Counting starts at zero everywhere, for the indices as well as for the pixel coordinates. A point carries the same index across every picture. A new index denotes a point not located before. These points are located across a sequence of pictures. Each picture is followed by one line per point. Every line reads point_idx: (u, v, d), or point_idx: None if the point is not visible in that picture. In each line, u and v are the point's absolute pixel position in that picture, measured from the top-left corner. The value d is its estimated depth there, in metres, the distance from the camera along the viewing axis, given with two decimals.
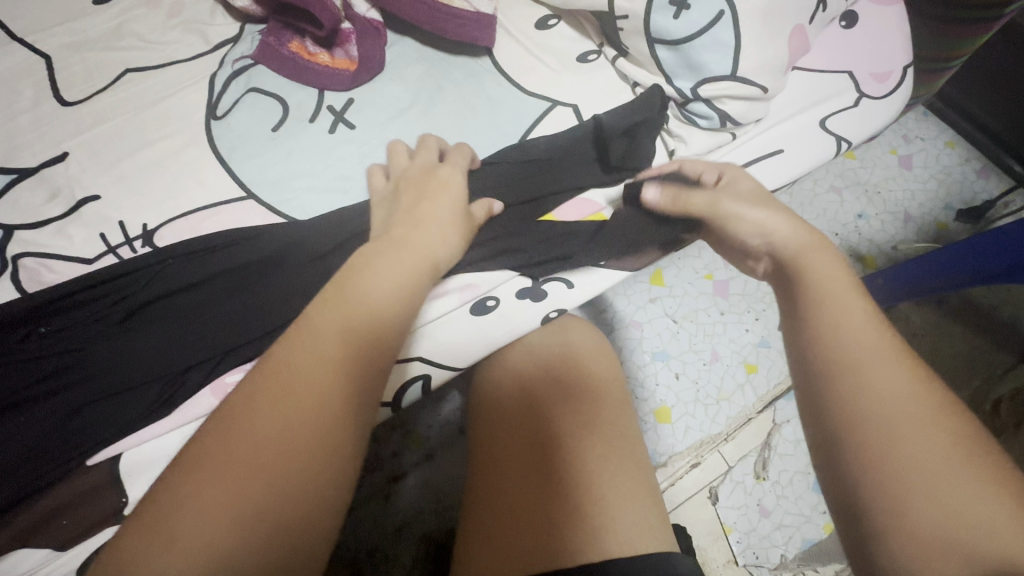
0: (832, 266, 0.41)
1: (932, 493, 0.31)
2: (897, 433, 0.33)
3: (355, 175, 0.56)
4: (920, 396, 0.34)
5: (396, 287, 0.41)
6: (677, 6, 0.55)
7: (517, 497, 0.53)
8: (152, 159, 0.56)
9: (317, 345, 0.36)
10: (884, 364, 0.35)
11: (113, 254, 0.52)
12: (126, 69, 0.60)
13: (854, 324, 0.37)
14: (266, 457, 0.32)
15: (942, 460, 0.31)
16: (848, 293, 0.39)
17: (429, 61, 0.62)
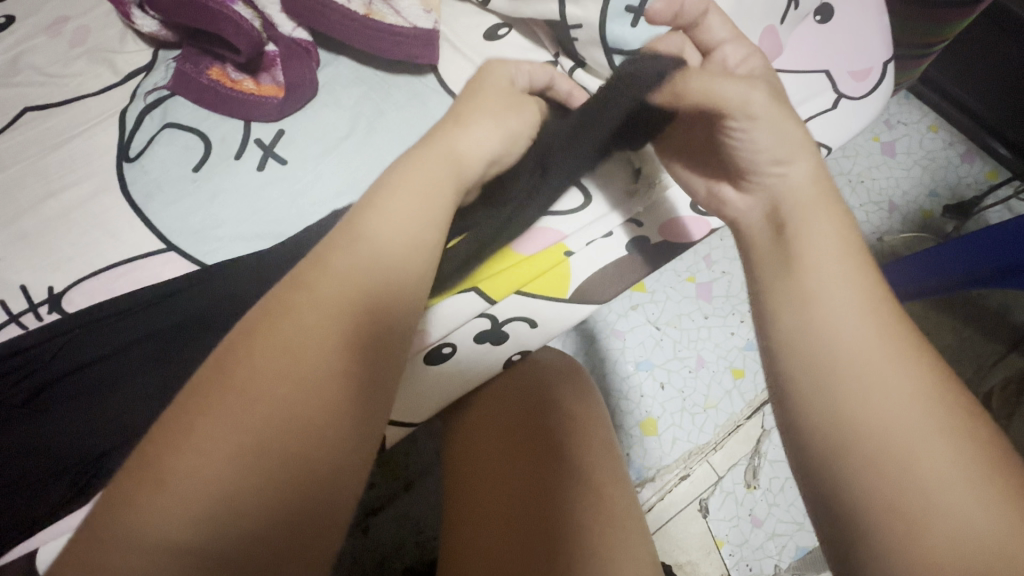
0: (826, 241, 0.38)
1: (947, 515, 0.29)
2: (909, 447, 0.31)
3: (288, 217, 0.51)
4: (926, 394, 0.32)
5: (414, 225, 0.38)
6: (635, 12, 0.50)
7: (501, 542, 0.49)
8: (57, 212, 0.50)
9: (340, 274, 0.34)
10: (881, 362, 0.33)
11: (16, 324, 0.47)
12: (26, 107, 0.53)
13: (842, 317, 0.35)
14: (279, 394, 0.30)
15: (959, 477, 0.30)
16: (850, 280, 0.36)
17: (368, 83, 0.56)
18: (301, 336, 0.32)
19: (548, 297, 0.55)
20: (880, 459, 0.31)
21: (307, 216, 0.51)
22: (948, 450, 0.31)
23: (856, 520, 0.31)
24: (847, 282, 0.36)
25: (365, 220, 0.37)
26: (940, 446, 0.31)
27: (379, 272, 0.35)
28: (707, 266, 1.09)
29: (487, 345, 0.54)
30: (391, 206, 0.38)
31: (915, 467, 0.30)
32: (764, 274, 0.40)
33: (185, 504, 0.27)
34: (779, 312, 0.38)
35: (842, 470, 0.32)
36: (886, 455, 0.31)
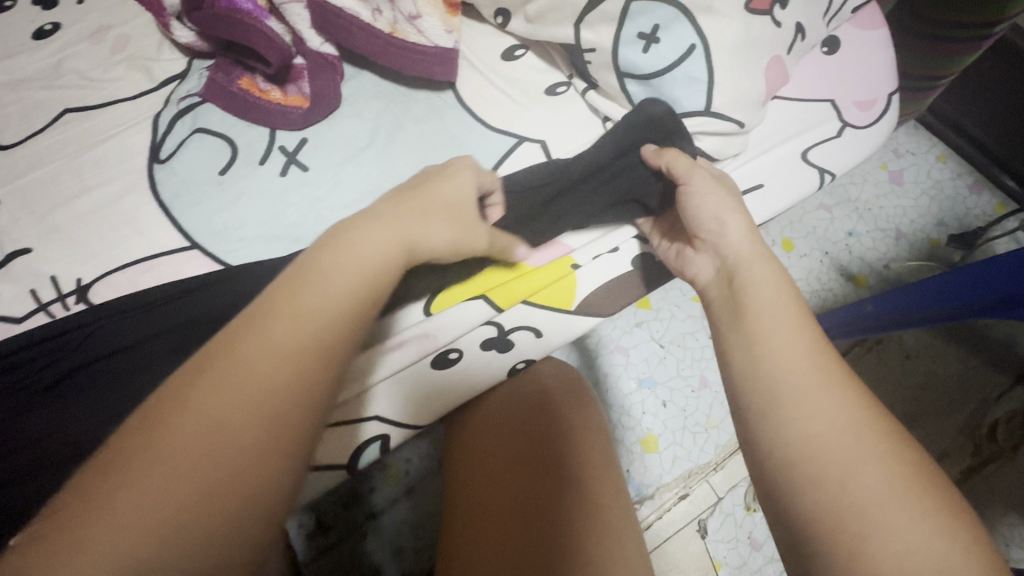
0: (772, 281, 0.44)
1: (888, 531, 0.33)
2: (850, 467, 0.35)
3: (307, 221, 0.53)
4: (863, 424, 0.37)
5: (368, 266, 0.37)
6: (646, 39, 0.52)
7: (497, 547, 0.50)
8: (90, 207, 0.52)
9: (313, 299, 0.34)
10: (819, 388, 0.39)
11: (44, 312, 0.49)
12: (66, 109, 0.56)
13: (789, 350, 0.40)
14: (236, 421, 0.29)
15: (891, 497, 0.34)
16: (794, 321, 0.42)
17: (389, 96, 0.59)
18: (265, 361, 0.31)
19: (553, 307, 0.56)
20: (825, 478, 0.36)
21: (325, 220, 0.53)
22: (880, 471, 0.35)
23: (807, 533, 0.35)
24: (789, 322, 0.42)
25: (323, 257, 0.36)
26: (877, 466, 0.35)
27: (352, 298, 0.35)
28: None
29: (492, 352, 0.56)
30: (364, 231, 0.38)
31: (855, 484, 0.35)
32: (722, 313, 0.46)
33: (119, 538, 0.26)
34: (730, 344, 0.44)
35: (796, 488, 0.37)
36: (830, 470, 0.36)
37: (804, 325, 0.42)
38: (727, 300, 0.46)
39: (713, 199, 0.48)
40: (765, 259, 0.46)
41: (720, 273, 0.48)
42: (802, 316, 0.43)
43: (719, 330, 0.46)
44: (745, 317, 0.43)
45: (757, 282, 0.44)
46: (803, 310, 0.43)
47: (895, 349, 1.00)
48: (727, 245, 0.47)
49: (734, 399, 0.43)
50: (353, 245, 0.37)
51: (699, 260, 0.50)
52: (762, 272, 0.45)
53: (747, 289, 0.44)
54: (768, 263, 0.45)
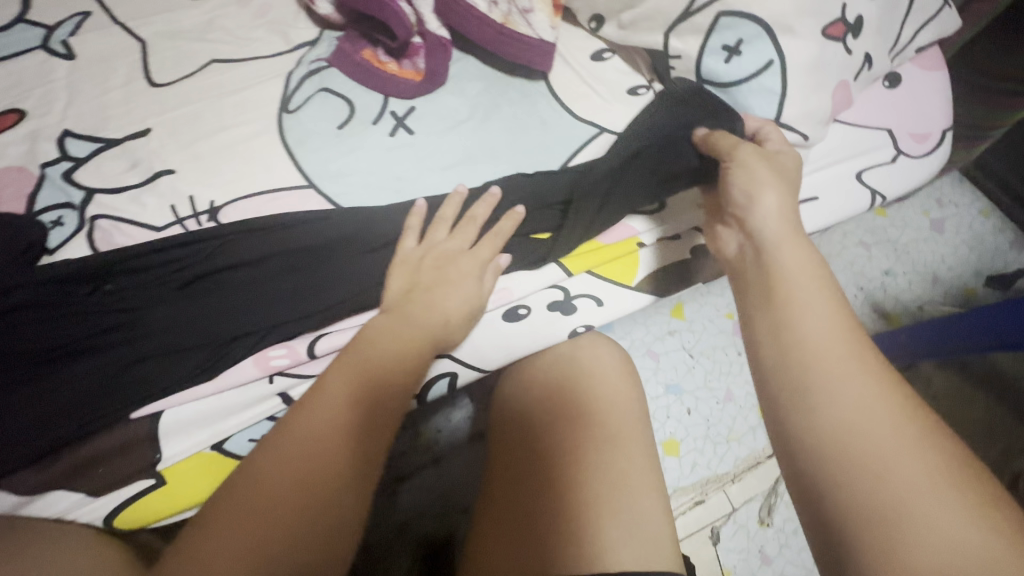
0: (810, 271, 0.47)
1: (924, 520, 0.35)
2: (891, 457, 0.38)
3: (410, 176, 0.60)
4: (901, 418, 0.40)
5: (358, 397, 0.46)
6: (730, 51, 0.58)
7: (535, 490, 0.52)
8: (226, 143, 0.60)
9: (317, 424, 0.44)
10: (853, 381, 0.41)
11: (180, 225, 0.56)
12: (212, 59, 0.65)
13: (825, 344, 0.43)
14: (310, 516, 0.41)
15: (930, 487, 0.36)
16: (836, 324, 0.44)
17: (489, 80, 0.67)
18: (293, 473, 0.42)
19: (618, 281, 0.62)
20: (866, 473, 0.38)
21: (427, 177, 0.60)
22: (921, 459, 0.38)
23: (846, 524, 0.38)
24: (824, 314, 0.45)
25: (322, 396, 0.46)
26: (913, 457, 0.38)
27: (363, 403, 0.46)
28: None
29: (557, 313, 0.61)
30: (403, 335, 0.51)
31: (894, 477, 0.37)
32: (750, 296, 0.49)
33: None
34: (761, 337, 0.47)
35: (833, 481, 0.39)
36: (863, 460, 0.38)
37: (847, 325, 0.44)
38: (756, 272, 0.50)
39: (755, 173, 0.52)
40: (812, 259, 0.48)
41: (747, 243, 0.52)
42: (839, 314, 0.45)
43: (749, 314, 0.49)
44: (782, 318, 0.46)
45: (799, 281, 0.47)
46: (837, 304, 0.46)
47: (923, 388, 1.02)
48: (753, 224, 0.51)
49: (765, 392, 0.45)
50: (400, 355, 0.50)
51: (726, 234, 0.55)
52: (805, 270, 0.47)
53: (782, 285, 0.47)
54: (815, 263, 0.48)
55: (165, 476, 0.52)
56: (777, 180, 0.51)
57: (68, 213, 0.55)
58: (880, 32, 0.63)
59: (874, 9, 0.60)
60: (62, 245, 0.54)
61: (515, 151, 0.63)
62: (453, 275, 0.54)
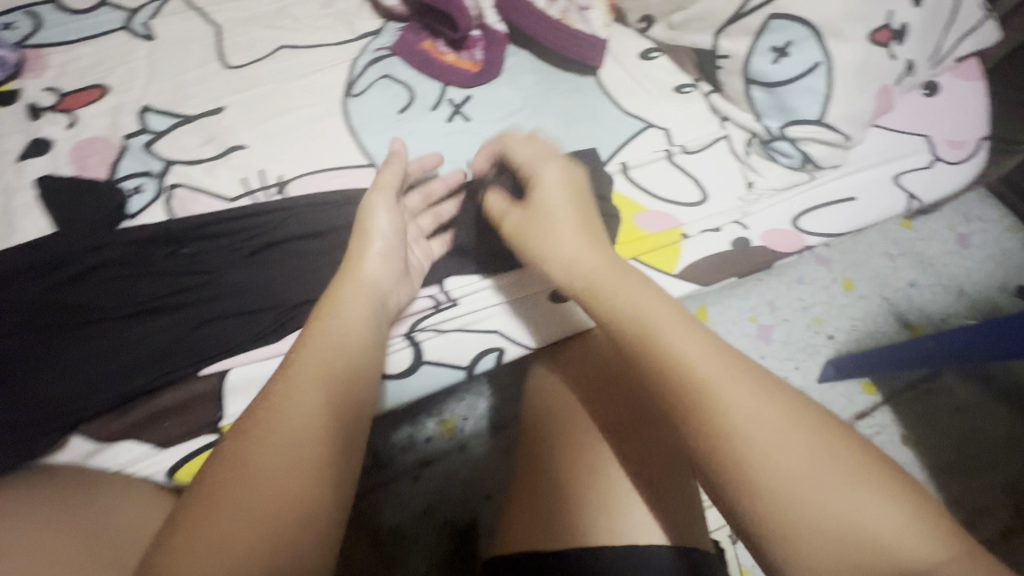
0: (633, 281, 0.41)
1: (818, 512, 0.30)
2: (754, 451, 0.32)
3: (466, 160, 0.63)
4: (772, 410, 0.33)
5: (335, 370, 0.41)
6: (779, 52, 0.61)
7: (555, 469, 0.51)
8: (294, 122, 0.63)
9: (294, 409, 0.38)
10: (729, 381, 0.34)
11: (250, 197, 0.59)
12: (281, 45, 0.69)
13: (687, 349, 0.36)
14: (307, 502, 0.34)
15: (804, 474, 0.31)
16: (670, 321, 0.38)
17: (541, 73, 0.70)
18: (273, 464, 0.35)
19: (660, 269, 0.63)
20: (733, 477, 0.32)
21: None
22: (785, 445, 0.32)
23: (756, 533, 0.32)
24: (658, 315, 0.38)
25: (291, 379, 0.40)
26: (806, 448, 0.32)
27: (339, 380, 0.41)
28: (770, 310, 1.13)
29: None
30: (358, 326, 0.46)
31: (773, 469, 0.31)
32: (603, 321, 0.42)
33: None
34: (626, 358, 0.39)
35: (749, 500, 0.32)
36: (755, 471, 0.32)
37: (674, 318, 0.38)
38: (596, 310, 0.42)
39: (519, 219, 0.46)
40: (620, 269, 0.43)
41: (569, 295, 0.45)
42: (664, 304, 0.39)
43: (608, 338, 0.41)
44: (622, 330, 0.39)
45: (626, 291, 0.40)
46: (664, 303, 0.39)
47: (944, 400, 1.03)
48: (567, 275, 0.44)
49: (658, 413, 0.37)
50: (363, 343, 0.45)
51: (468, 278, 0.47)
52: (615, 274, 0.42)
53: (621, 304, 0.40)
54: (619, 270, 0.42)
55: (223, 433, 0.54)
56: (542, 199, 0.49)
57: (146, 181, 0.59)
58: (924, 39, 0.65)
59: (919, 15, 0.62)
60: (140, 211, 0.58)
61: (565, 142, 0.66)
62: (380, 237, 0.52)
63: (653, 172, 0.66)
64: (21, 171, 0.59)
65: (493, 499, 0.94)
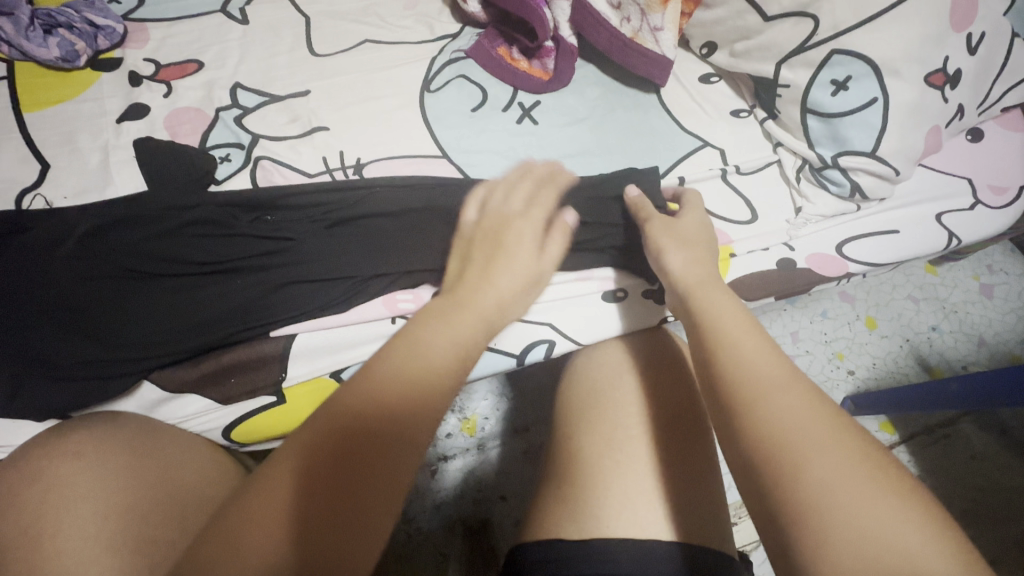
0: (723, 300, 0.45)
1: (850, 518, 0.31)
2: (805, 458, 0.33)
3: (531, 160, 0.67)
4: (824, 419, 0.35)
5: (439, 357, 0.43)
6: (837, 85, 0.64)
7: (598, 461, 0.50)
8: (373, 110, 0.67)
9: (367, 379, 0.41)
10: (785, 389, 0.36)
11: (328, 175, 0.63)
12: (365, 39, 0.73)
13: (755, 353, 0.39)
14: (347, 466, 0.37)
15: (842, 478, 0.32)
16: (745, 333, 0.41)
17: (607, 87, 0.74)
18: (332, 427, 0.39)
19: None
20: (773, 480, 0.33)
21: (546, 163, 0.67)
22: (829, 447, 0.33)
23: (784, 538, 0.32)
24: (744, 325, 0.42)
25: (390, 352, 0.43)
26: (845, 459, 0.33)
27: (433, 361, 0.43)
28: (793, 341, 1.14)
29: (650, 303, 0.64)
30: (458, 326, 0.45)
31: (813, 481, 0.32)
32: (691, 324, 0.45)
33: None
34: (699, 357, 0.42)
35: (787, 509, 0.32)
36: (790, 469, 0.33)
37: (749, 330, 0.42)
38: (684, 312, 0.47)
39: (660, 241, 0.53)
40: (717, 286, 0.47)
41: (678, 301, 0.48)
42: (748, 320, 0.43)
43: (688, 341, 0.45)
44: (701, 335, 0.43)
45: (708, 302, 0.45)
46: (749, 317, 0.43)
47: (961, 448, 1.01)
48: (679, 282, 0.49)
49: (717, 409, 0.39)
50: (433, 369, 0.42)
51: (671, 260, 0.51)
52: (717, 290, 0.47)
53: (710, 312, 0.44)
54: (717, 284, 0.48)
55: (284, 395, 0.57)
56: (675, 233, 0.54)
57: (235, 151, 0.63)
58: (976, 87, 0.68)
59: (972, 64, 0.65)
60: (228, 177, 0.62)
61: (626, 152, 0.69)
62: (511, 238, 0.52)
63: (706, 188, 0.70)
64: (119, 132, 0.63)
65: (507, 500, 0.95)
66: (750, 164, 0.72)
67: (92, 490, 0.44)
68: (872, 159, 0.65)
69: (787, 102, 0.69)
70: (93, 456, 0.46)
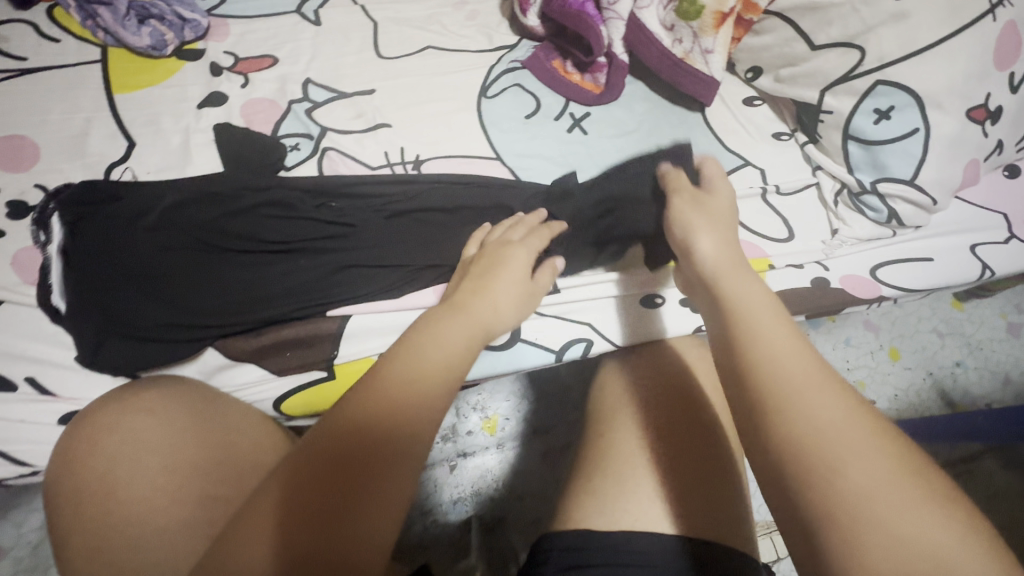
0: (751, 289, 0.46)
1: (885, 518, 0.32)
2: (840, 459, 0.34)
3: (580, 167, 0.70)
4: (859, 421, 0.35)
5: (448, 353, 0.46)
6: (880, 114, 0.66)
7: (628, 459, 0.52)
8: (434, 111, 0.71)
9: (393, 368, 0.43)
10: (818, 388, 0.37)
11: (389, 168, 0.67)
12: (428, 45, 0.77)
13: (785, 350, 0.40)
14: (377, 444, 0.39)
15: (876, 479, 0.33)
16: (776, 327, 0.42)
17: (654, 103, 0.77)
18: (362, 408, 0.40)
19: None
20: (806, 480, 0.34)
21: (593, 171, 0.70)
22: (864, 449, 0.34)
23: (816, 537, 0.33)
24: (773, 321, 0.42)
25: (405, 347, 0.46)
26: (878, 461, 0.34)
27: (442, 356, 0.45)
28: None
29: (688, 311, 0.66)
30: (465, 327, 0.49)
31: (847, 481, 0.33)
32: (715, 313, 0.46)
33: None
34: (726, 350, 0.43)
35: (820, 509, 0.33)
36: (826, 469, 0.34)
37: (780, 324, 0.42)
38: (707, 299, 0.48)
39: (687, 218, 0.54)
40: (744, 271, 0.48)
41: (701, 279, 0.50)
42: (779, 312, 0.43)
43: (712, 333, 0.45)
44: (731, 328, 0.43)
45: (737, 288, 0.46)
46: (781, 312, 0.43)
47: (983, 485, 1.00)
48: (701, 264, 0.50)
49: (745, 405, 0.39)
50: (428, 381, 0.43)
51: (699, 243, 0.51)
52: (741, 276, 0.47)
53: (736, 302, 0.45)
54: (742, 273, 0.48)
55: (334, 371, 0.59)
56: (697, 214, 0.54)
57: (304, 141, 0.67)
58: (1016, 124, 0.70)
59: (1014, 101, 0.67)
60: (297, 164, 0.66)
61: None
62: (507, 264, 0.55)
63: (746, 206, 0.72)
64: (199, 116, 0.67)
65: (524, 501, 0.96)
66: (790, 185, 0.74)
67: (120, 468, 0.45)
68: (910, 187, 0.67)
69: (829, 128, 0.71)
70: (125, 430, 0.48)
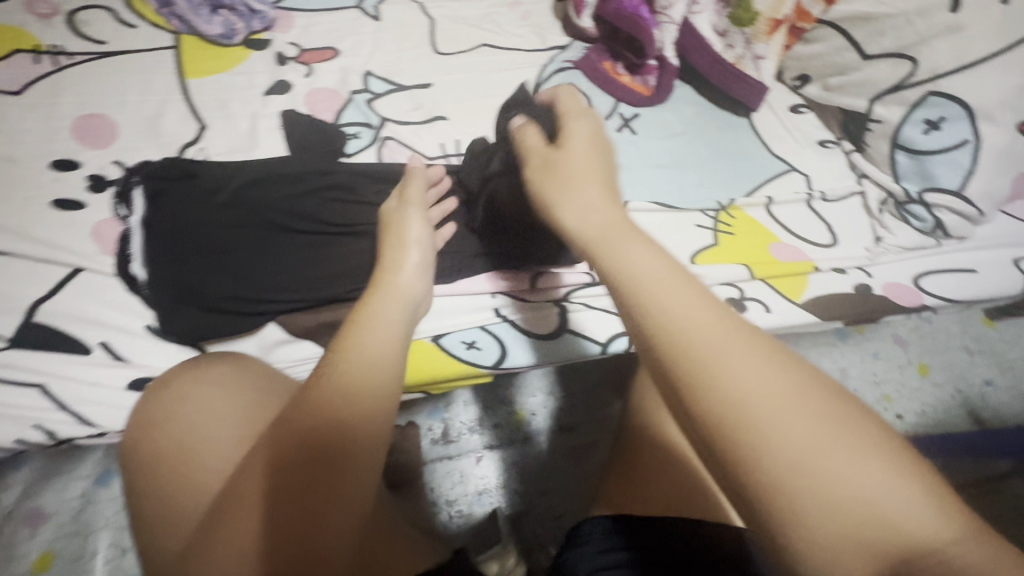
0: (647, 255, 0.35)
1: (831, 484, 0.27)
2: (766, 431, 0.28)
3: (627, 165, 0.72)
4: (780, 379, 0.30)
5: (379, 329, 0.43)
6: (930, 125, 0.67)
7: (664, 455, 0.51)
8: (488, 106, 0.74)
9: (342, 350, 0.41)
10: (736, 347, 0.31)
11: (446, 159, 0.69)
12: (483, 43, 0.80)
13: (685, 309, 0.32)
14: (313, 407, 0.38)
15: (816, 446, 0.28)
16: (674, 285, 0.33)
17: (701, 107, 0.79)
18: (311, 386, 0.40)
19: (786, 295, 0.68)
20: (733, 463, 0.29)
21: (640, 171, 0.72)
22: (800, 417, 0.29)
23: (764, 525, 0.29)
24: (661, 274, 0.34)
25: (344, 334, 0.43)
26: (816, 426, 0.29)
27: (353, 326, 0.43)
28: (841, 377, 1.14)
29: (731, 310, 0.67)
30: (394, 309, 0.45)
31: (779, 457, 0.28)
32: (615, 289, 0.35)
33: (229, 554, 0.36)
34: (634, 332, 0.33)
35: (761, 494, 0.28)
36: (752, 450, 0.28)
37: (676, 278, 0.34)
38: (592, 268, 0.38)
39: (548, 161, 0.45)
40: (628, 232, 0.38)
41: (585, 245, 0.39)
42: (666, 261, 0.35)
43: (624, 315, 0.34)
44: (629, 300, 0.34)
45: (616, 256, 0.36)
46: (681, 272, 0.34)
47: (1011, 505, 0.99)
48: (582, 226, 0.39)
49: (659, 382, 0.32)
50: (371, 367, 0.40)
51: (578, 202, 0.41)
52: (621, 233, 0.37)
53: (636, 277, 0.34)
54: (626, 226, 0.38)
55: None
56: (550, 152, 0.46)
57: (365, 130, 0.70)
58: None
59: None
60: (358, 152, 0.68)
61: (714, 168, 0.74)
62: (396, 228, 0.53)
63: (790, 210, 0.73)
64: (266, 103, 0.70)
65: (547, 495, 0.97)
66: (835, 191, 0.75)
67: (183, 440, 0.47)
68: (957, 197, 0.68)
69: (876, 137, 0.73)
70: (194, 403, 0.50)
